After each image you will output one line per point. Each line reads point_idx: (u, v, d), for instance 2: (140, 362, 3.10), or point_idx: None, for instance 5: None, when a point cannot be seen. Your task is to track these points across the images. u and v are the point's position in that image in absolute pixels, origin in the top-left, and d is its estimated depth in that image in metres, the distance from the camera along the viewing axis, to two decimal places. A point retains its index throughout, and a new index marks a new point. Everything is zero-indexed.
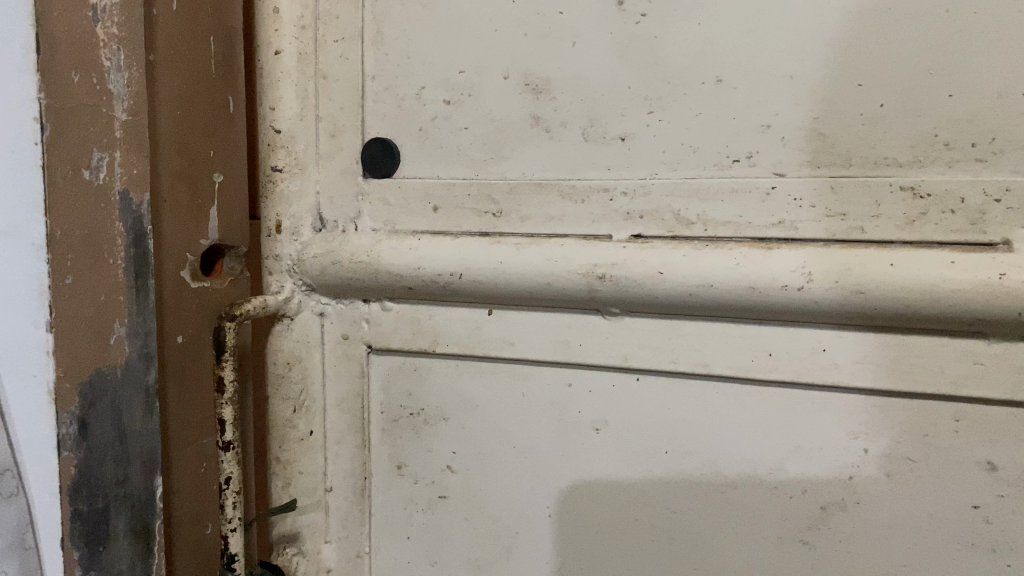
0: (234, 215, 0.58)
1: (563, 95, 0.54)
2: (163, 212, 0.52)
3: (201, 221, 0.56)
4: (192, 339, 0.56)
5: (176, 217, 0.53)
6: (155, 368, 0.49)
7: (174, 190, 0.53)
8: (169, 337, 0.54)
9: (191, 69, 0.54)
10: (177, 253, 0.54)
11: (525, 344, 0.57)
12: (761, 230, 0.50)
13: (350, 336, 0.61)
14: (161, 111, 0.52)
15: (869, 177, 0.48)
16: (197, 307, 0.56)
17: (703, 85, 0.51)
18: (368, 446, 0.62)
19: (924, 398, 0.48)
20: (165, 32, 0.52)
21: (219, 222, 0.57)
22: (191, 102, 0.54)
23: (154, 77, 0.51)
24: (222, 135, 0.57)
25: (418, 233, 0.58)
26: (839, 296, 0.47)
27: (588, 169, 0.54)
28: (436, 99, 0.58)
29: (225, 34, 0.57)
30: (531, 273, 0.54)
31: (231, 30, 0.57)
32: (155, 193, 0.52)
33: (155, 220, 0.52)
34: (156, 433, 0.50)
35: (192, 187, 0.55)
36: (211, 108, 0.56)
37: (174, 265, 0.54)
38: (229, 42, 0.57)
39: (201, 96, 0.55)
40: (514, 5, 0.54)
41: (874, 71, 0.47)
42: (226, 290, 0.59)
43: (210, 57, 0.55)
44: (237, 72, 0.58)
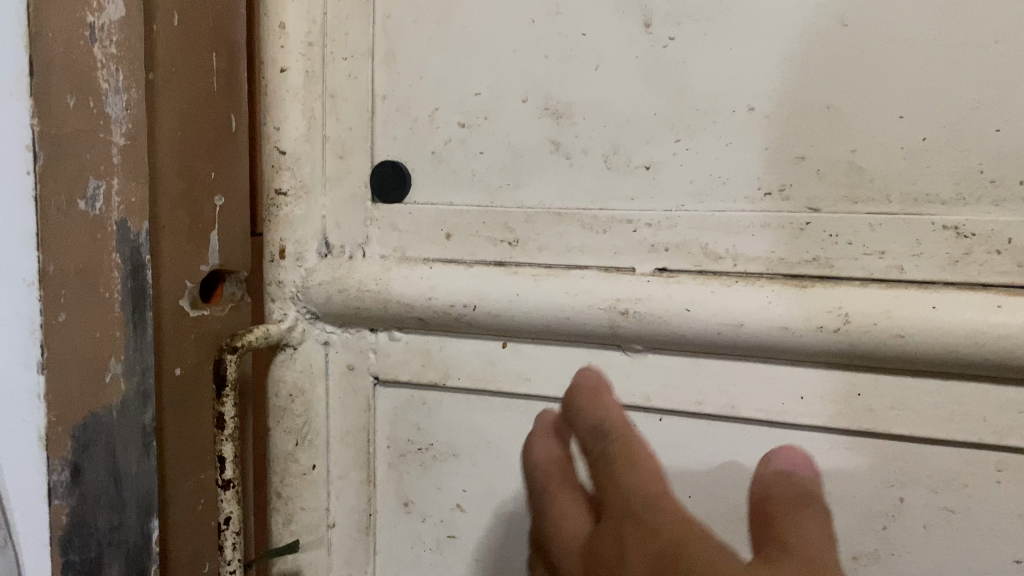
0: (236, 239, 0.55)
1: (584, 120, 0.52)
2: (161, 239, 0.49)
3: (202, 246, 0.53)
4: (192, 371, 0.53)
5: (175, 243, 0.50)
6: (151, 406, 0.47)
7: (173, 215, 0.50)
8: (167, 369, 0.50)
9: (193, 86, 0.51)
10: (175, 280, 0.51)
11: (542, 380, 0.54)
12: (794, 267, 0.48)
13: (356, 366, 0.59)
14: (160, 133, 0.49)
15: (909, 215, 0.46)
16: (196, 337, 0.53)
17: (734, 113, 0.48)
18: (373, 482, 0.60)
19: (964, 447, 0.46)
20: (165, 48, 0.49)
21: (220, 246, 0.54)
22: (192, 121, 0.51)
23: (152, 97, 0.48)
24: (225, 155, 0.54)
25: (429, 260, 0.56)
26: (878, 339, 0.45)
27: (611, 198, 0.52)
28: (450, 121, 0.55)
29: (227, 49, 0.54)
30: (549, 306, 0.51)
31: (234, 46, 0.54)
32: (154, 219, 0.49)
33: (154, 248, 0.49)
34: (153, 474, 0.47)
35: (193, 211, 0.51)
36: (214, 127, 0.53)
37: (172, 293, 0.50)
38: (232, 58, 0.54)
39: (203, 114, 0.52)
40: (534, 25, 0.52)
41: (916, 103, 0.45)
42: (225, 318, 0.56)
43: (211, 74, 0.52)
44: (240, 90, 0.55)
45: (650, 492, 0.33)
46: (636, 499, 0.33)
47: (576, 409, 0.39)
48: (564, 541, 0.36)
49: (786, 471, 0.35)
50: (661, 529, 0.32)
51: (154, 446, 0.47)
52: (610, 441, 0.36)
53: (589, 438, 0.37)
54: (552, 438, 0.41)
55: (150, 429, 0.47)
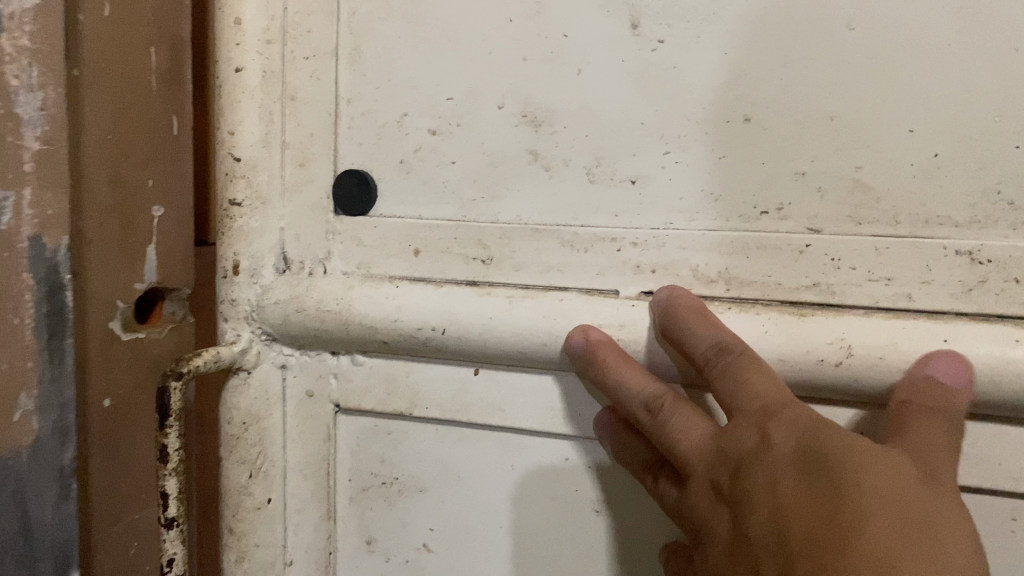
0: (177, 254, 0.51)
1: (566, 129, 0.47)
2: (88, 255, 0.44)
3: (136, 262, 0.48)
4: (123, 401, 0.48)
5: (104, 260, 0.45)
6: (71, 446, 0.42)
7: (101, 228, 0.45)
8: (92, 402, 0.45)
9: (126, 85, 0.46)
10: (103, 300, 0.46)
11: (517, 411, 0.50)
12: (793, 292, 0.44)
13: (315, 392, 0.54)
14: (87, 138, 0.43)
15: (919, 238, 0.42)
16: (130, 364, 0.48)
17: (729, 124, 0.44)
18: (333, 517, 0.55)
19: (976, 492, 0.42)
20: (93, 41, 0.43)
21: (158, 262, 0.49)
22: (124, 123, 0.46)
23: (78, 99, 0.43)
24: (165, 161, 0.49)
25: (395, 278, 0.51)
26: (884, 375, 0.41)
27: (594, 214, 0.47)
28: (419, 127, 0.50)
29: (168, 44, 0.49)
30: (525, 332, 0.47)
31: (178, 40, 0.50)
32: (79, 233, 0.43)
33: (78, 265, 0.44)
34: (73, 521, 0.43)
35: (125, 222, 0.47)
36: (150, 129, 0.48)
37: (99, 314, 0.45)
38: (174, 54, 0.49)
39: (137, 116, 0.47)
40: (512, 25, 0.48)
41: (929, 116, 0.41)
42: (164, 340, 0.51)
43: (148, 72, 0.47)
44: (185, 89, 0.50)
45: (782, 397, 0.39)
46: (770, 397, 0.39)
47: (686, 328, 0.43)
48: (685, 437, 0.41)
49: (937, 381, 0.39)
50: (799, 422, 0.38)
51: (74, 489, 0.43)
52: (733, 357, 0.41)
53: (709, 353, 0.42)
54: (623, 353, 0.45)
55: (71, 468, 0.43)
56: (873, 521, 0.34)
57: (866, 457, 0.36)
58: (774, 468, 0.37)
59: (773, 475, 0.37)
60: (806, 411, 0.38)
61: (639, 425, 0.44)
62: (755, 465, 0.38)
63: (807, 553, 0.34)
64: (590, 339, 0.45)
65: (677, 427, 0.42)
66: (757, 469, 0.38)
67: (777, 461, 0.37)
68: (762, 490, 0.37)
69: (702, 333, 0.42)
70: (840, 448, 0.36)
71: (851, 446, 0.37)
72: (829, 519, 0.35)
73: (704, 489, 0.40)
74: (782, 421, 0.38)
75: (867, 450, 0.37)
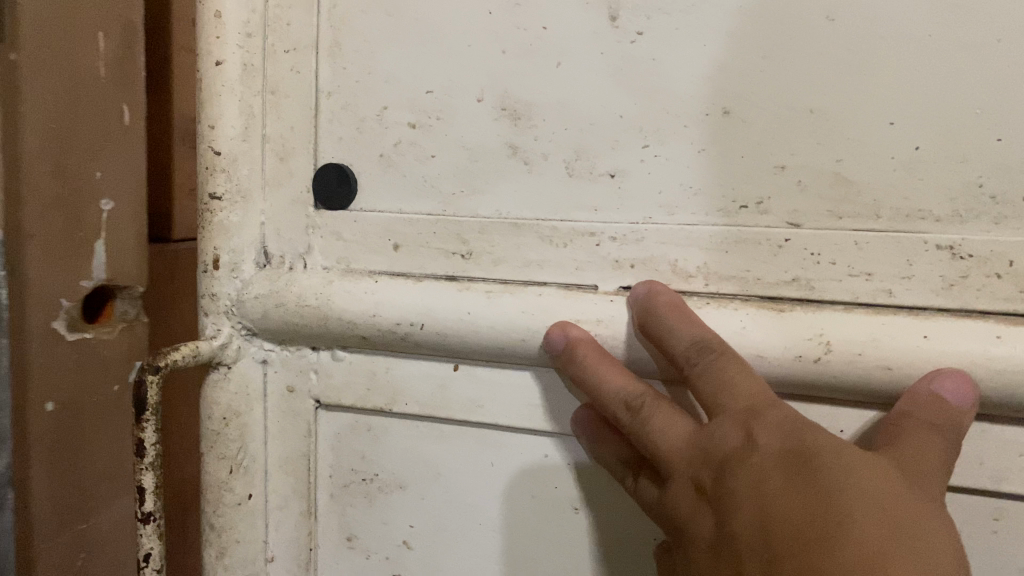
0: (128, 247, 0.50)
1: (545, 122, 0.47)
2: (29, 248, 0.44)
3: (81, 258, 0.47)
4: (69, 404, 0.47)
5: (47, 254, 0.45)
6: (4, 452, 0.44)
7: (43, 222, 0.44)
8: (34, 406, 0.44)
9: (71, 71, 0.45)
10: (45, 296, 0.45)
11: (496, 408, 0.49)
12: (772, 288, 0.43)
13: (296, 388, 0.54)
14: (25, 124, 0.43)
15: (900, 232, 0.41)
16: (76, 364, 0.47)
17: (707, 117, 0.44)
18: (314, 514, 0.55)
19: (957, 491, 0.41)
20: (34, 24, 0.43)
21: (107, 258, 0.48)
22: (69, 111, 0.45)
23: (15, 85, 0.42)
24: (113, 149, 0.48)
25: (375, 273, 0.51)
26: (862, 372, 0.40)
27: (573, 209, 0.47)
28: (399, 121, 0.50)
29: (120, 27, 0.48)
30: (503, 327, 0.46)
31: (130, 23, 0.49)
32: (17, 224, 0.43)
33: (15, 258, 0.43)
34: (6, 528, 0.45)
35: (70, 217, 0.46)
36: (99, 117, 0.47)
37: (42, 313, 0.44)
38: (127, 37, 0.49)
39: (85, 103, 0.46)
40: (491, 18, 0.47)
41: (909, 108, 0.40)
42: (114, 339, 0.50)
43: (96, 56, 0.47)
44: (138, 72, 0.50)
45: (767, 399, 0.38)
46: (755, 399, 0.38)
47: (665, 326, 0.42)
48: (667, 435, 0.40)
49: (940, 400, 0.37)
50: (784, 423, 0.37)
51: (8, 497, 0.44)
52: (714, 355, 0.40)
53: (689, 352, 0.41)
54: (603, 352, 0.44)
55: (4, 478, 0.44)
56: (858, 520, 0.33)
57: (852, 460, 0.35)
58: (760, 467, 0.36)
59: (759, 475, 0.36)
60: (790, 413, 0.38)
61: (618, 425, 0.43)
62: (740, 465, 0.37)
63: (795, 553, 0.33)
64: (570, 337, 0.44)
65: (659, 426, 0.41)
66: (742, 468, 0.36)
67: (763, 461, 0.36)
68: (746, 489, 0.36)
69: (681, 330, 0.41)
70: (827, 450, 0.36)
71: (836, 449, 0.36)
72: (818, 519, 0.33)
73: (687, 488, 0.39)
74: (767, 421, 0.37)
75: (852, 455, 0.36)
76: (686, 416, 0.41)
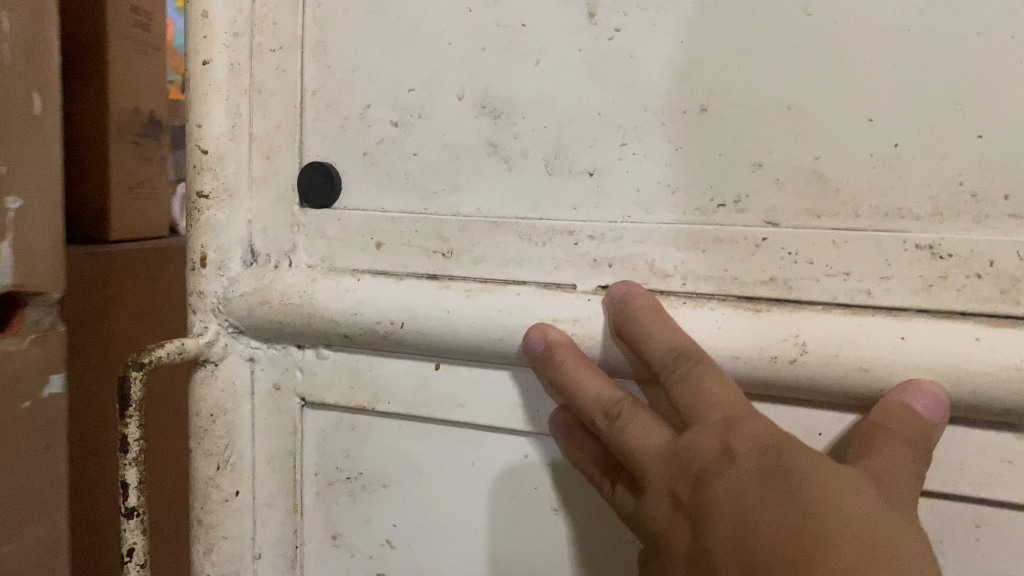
0: (39, 236, 0.56)
1: (524, 120, 0.46)
2: None
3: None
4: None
5: None
6: None
7: None
8: None
9: None
10: None
11: (476, 407, 0.49)
12: (750, 288, 0.42)
13: (282, 385, 0.54)
14: None
15: (879, 231, 0.40)
16: None
17: (685, 114, 0.43)
18: (300, 511, 0.55)
19: (938, 497, 0.40)
20: None
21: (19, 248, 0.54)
22: None
23: None
24: (24, 137, 0.54)
25: (357, 271, 0.51)
26: (838, 374, 0.39)
27: (552, 207, 0.46)
28: (382, 119, 0.50)
29: (22, 15, 0.53)
30: (480, 326, 0.46)
31: (37, 7, 0.54)
32: None
33: None
34: None
35: None
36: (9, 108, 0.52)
37: None
38: (34, 25, 0.54)
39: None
40: (471, 15, 0.47)
41: (887, 104, 0.39)
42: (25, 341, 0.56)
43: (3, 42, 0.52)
44: (46, 59, 0.55)
45: (744, 408, 0.37)
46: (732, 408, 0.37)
47: (641, 331, 0.41)
48: (644, 445, 0.39)
49: (914, 412, 0.37)
50: (761, 433, 0.35)
51: None
52: (689, 362, 0.39)
53: (665, 359, 0.40)
54: (581, 356, 0.43)
55: None
56: (840, 538, 0.31)
57: (831, 474, 0.34)
58: (737, 481, 0.34)
59: (736, 489, 0.34)
60: (767, 424, 0.36)
61: (597, 432, 0.42)
62: (717, 478, 0.35)
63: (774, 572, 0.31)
64: (548, 339, 0.44)
65: (635, 431, 0.39)
66: (718, 481, 0.34)
67: (740, 474, 0.34)
68: (723, 504, 0.34)
69: (656, 336, 0.40)
70: (806, 462, 0.34)
71: (815, 462, 0.34)
72: (797, 537, 0.31)
73: (664, 500, 0.37)
74: (744, 432, 0.35)
75: (832, 468, 0.34)
76: (663, 424, 0.40)
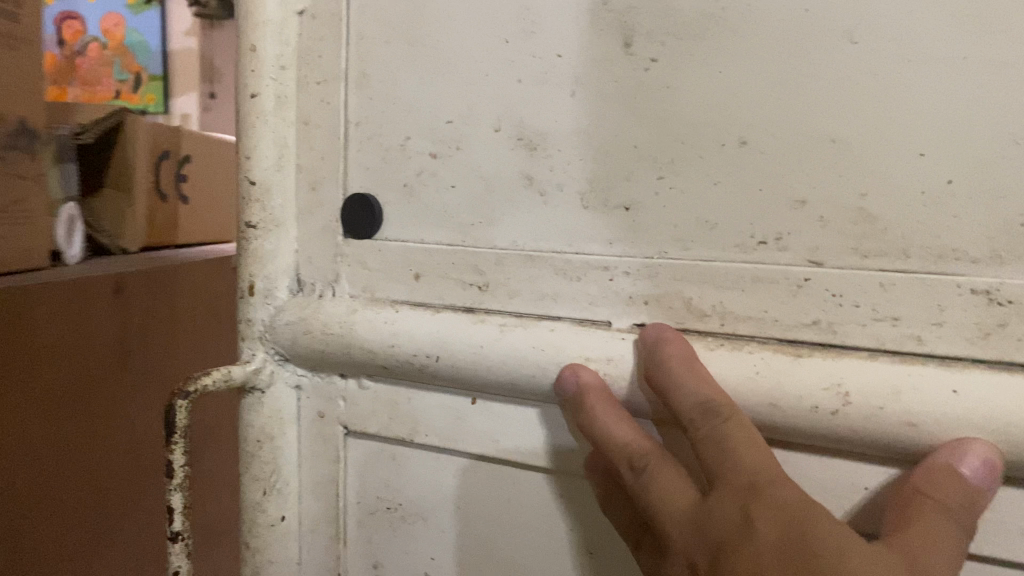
0: None
1: (559, 152, 0.45)
2: None
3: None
4: None
5: None
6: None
7: None
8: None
9: None
10: None
11: (512, 443, 0.48)
12: (791, 331, 0.40)
13: (325, 414, 0.55)
14: None
15: (931, 274, 0.37)
16: None
17: (723, 147, 0.41)
18: (343, 538, 0.56)
19: (997, 564, 0.37)
20: None
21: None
22: None
23: None
24: None
25: (396, 302, 0.51)
26: (884, 428, 0.37)
27: (587, 241, 0.45)
28: (421, 151, 0.50)
29: None
30: (513, 362, 0.45)
31: None
32: None
33: None
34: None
35: None
36: None
37: None
38: None
39: None
40: (507, 46, 0.46)
41: (939, 138, 0.37)
42: None
43: None
44: None
45: (771, 475, 0.35)
46: (758, 475, 0.35)
47: (671, 382, 0.39)
48: (667, 504, 0.37)
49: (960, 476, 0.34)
50: (787, 505, 0.33)
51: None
52: (717, 419, 0.37)
53: (694, 413, 0.38)
54: (612, 402, 0.42)
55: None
56: None
57: (862, 556, 0.31)
58: (757, 557, 0.32)
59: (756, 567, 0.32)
60: (796, 493, 0.34)
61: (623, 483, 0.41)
62: (736, 551, 0.33)
63: None
64: (580, 382, 0.43)
65: (660, 488, 0.38)
66: (738, 556, 0.33)
67: (761, 550, 0.32)
68: None
69: (686, 388, 0.39)
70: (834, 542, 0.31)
71: (846, 541, 0.32)
72: None
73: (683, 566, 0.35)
74: (768, 502, 0.33)
75: (863, 548, 0.32)
76: (689, 482, 0.38)
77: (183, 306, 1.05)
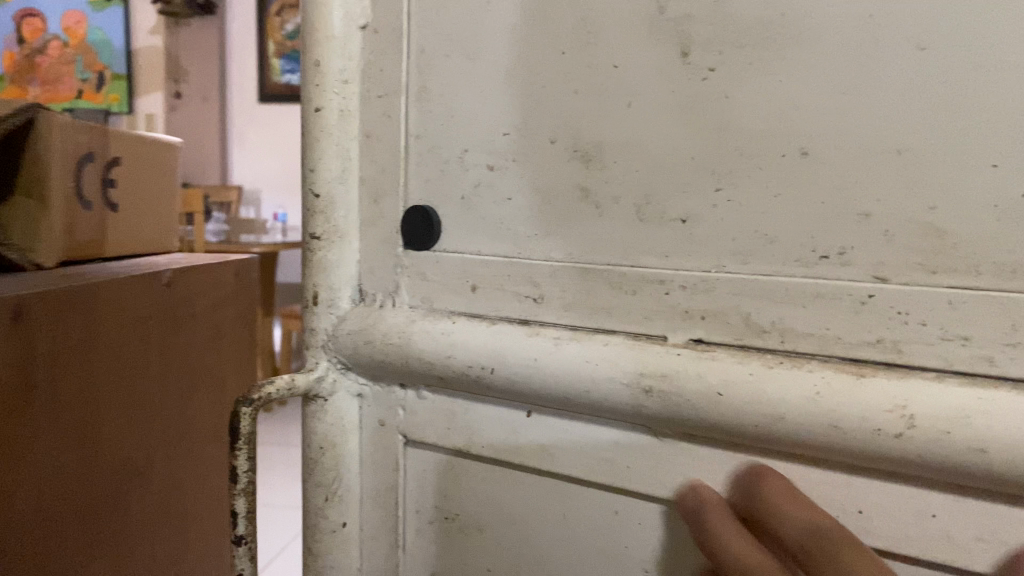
0: None
1: (615, 164, 0.45)
2: None
3: None
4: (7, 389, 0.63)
5: None
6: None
7: None
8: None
9: None
10: None
11: (567, 458, 0.48)
12: (854, 349, 0.39)
13: (386, 422, 0.55)
14: None
15: (1004, 292, 0.36)
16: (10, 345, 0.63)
17: (784, 158, 0.40)
18: (401, 548, 0.56)
19: None
20: None
21: None
22: None
23: None
24: None
25: (454, 313, 0.51)
26: (951, 454, 0.35)
27: (643, 255, 0.44)
28: (479, 163, 0.50)
29: None
30: (568, 376, 0.45)
31: None
32: None
33: None
34: None
35: None
36: None
37: None
38: None
39: None
40: (564, 57, 0.46)
41: (1014, 148, 0.35)
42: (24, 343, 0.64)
43: None
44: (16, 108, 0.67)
45: None
46: None
47: (784, 511, 0.38)
48: None
49: None
50: None
51: None
52: (841, 546, 0.36)
53: (809, 541, 0.37)
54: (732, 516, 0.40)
55: None
56: None
57: None
58: None
59: None
60: None
61: None
62: None
63: None
64: (700, 501, 0.41)
65: None
66: None
67: None
68: None
69: (798, 517, 0.37)
70: None
71: None
72: None
73: None
74: None
75: None
76: None
77: (149, 341, 0.84)
